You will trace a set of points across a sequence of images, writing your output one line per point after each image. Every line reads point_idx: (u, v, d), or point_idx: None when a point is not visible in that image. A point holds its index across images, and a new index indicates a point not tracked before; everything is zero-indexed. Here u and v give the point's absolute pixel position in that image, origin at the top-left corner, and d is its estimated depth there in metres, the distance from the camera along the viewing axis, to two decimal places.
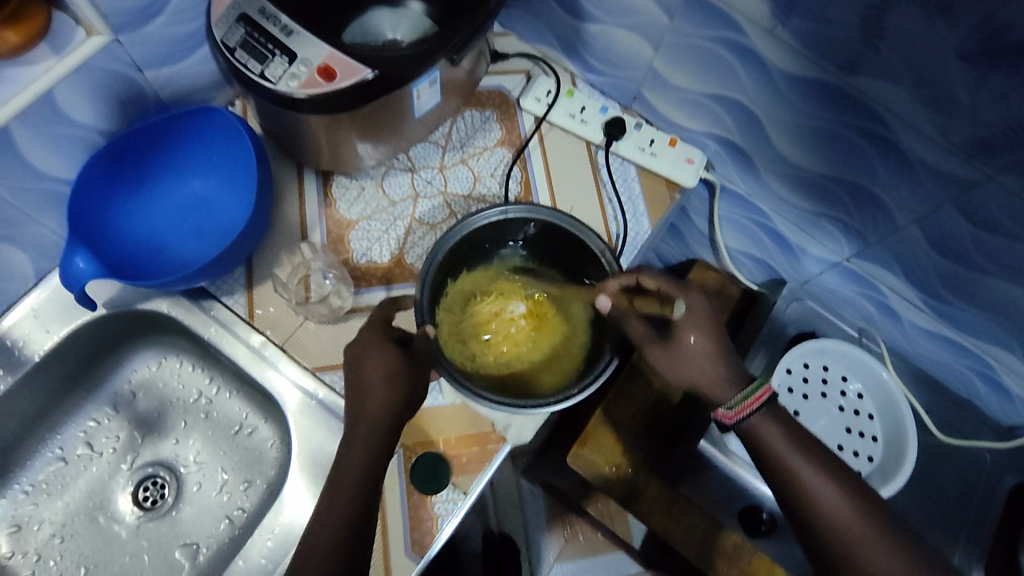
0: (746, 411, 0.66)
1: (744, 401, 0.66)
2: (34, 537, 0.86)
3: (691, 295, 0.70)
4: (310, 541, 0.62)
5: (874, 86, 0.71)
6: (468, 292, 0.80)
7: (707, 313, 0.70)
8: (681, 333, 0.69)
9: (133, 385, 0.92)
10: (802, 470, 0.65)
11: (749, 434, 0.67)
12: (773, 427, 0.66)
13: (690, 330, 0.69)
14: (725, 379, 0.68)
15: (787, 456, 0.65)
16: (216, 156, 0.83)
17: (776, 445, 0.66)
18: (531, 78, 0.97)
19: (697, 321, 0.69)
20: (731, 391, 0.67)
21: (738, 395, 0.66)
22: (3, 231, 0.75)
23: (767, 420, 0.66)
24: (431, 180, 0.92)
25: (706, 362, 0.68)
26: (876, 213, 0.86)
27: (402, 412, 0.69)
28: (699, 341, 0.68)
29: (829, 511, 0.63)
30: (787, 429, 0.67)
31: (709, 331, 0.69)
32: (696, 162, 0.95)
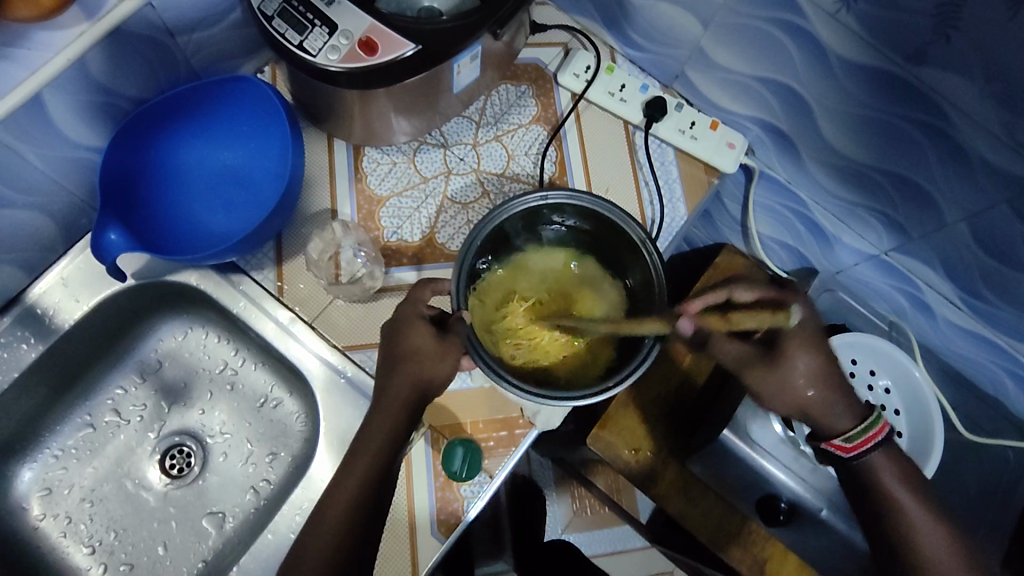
0: (864, 441, 0.70)
1: (865, 434, 0.70)
2: (64, 500, 0.87)
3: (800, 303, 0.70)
4: (327, 502, 0.66)
5: (938, 78, 0.68)
6: (505, 286, 0.79)
7: (813, 329, 0.70)
8: (792, 355, 0.69)
9: (159, 353, 0.92)
10: (907, 502, 0.70)
11: (864, 468, 0.71)
12: (886, 461, 0.71)
13: (799, 346, 0.69)
14: (842, 411, 0.71)
15: (898, 492, 0.70)
16: (247, 128, 0.82)
17: (890, 484, 0.70)
18: (569, 53, 0.93)
19: (808, 340, 0.70)
20: (847, 423, 0.71)
21: (856, 426, 0.70)
22: (34, 199, 0.74)
23: (885, 457, 0.71)
24: (464, 157, 0.89)
25: (820, 385, 0.70)
26: (924, 210, 0.82)
27: (423, 393, 0.68)
28: (810, 361, 0.70)
29: (927, 541, 0.68)
30: (898, 465, 0.71)
31: (814, 346, 0.70)
32: (737, 147, 0.92)
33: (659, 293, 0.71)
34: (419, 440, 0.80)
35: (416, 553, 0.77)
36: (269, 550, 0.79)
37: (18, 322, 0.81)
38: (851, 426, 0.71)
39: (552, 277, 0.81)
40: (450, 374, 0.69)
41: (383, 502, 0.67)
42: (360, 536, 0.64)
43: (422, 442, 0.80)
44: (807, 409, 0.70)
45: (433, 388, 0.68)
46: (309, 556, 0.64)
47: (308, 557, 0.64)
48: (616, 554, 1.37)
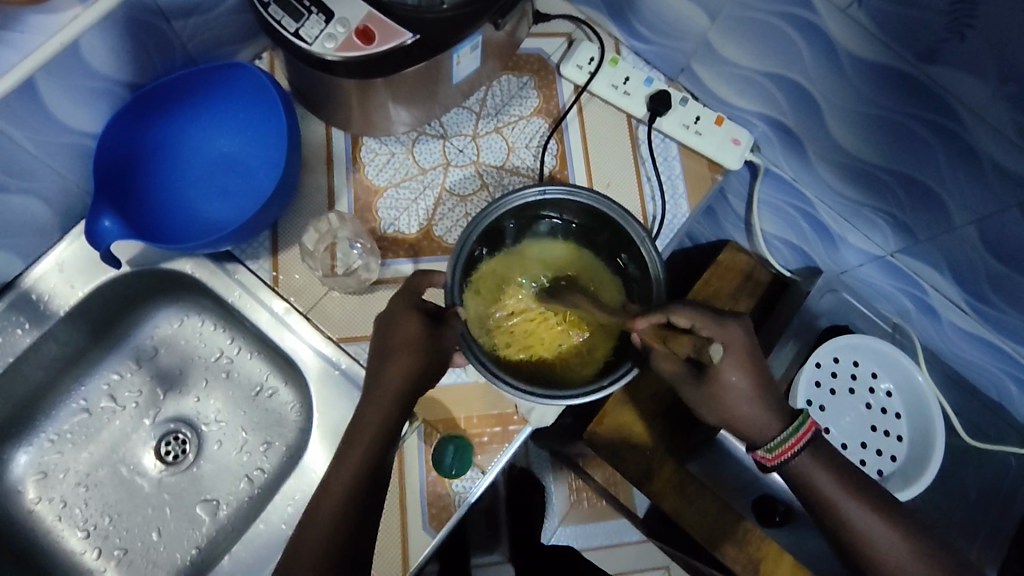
0: (788, 452, 0.67)
1: (786, 441, 0.67)
2: (60, 484, 0.88)
3: (728, 333, 0.67)
4: (319, 496, 0.64)
5: (951, 78, 0.66)
6: (501, 275, 0.77)
7: (744, 351, 0.67)
8: (720, 376, 0.67)
9: (156, 340, 0.92)
10: (850, 506, 0.67)
11: (794, 474, 0.69)
12: (817, 465, 0.68)
13: (729, 370, 0.66)
14: (766, 420, 0.67)
15: (834, 493, 0.67)
16: (246, 116, 0.82)
17: (823, 486, 0.67)
18: (573, 44, 0.92)
19: (737, 362, 0.67)
20: (773, 432, 0.68)
21: (780, 436, 0.67)
22: (27, 184, 0.74)
23: (810, 458, 0.68)
24: (463, 148, 0.88)
25: (746, 402, 0.67)
26: (932, 212, 0.81)
27: (417, 382, 0.67)
28: (738, 382, 0.66)
29: (879, 543, 0.65)
30: (832, 466, 0.68)
31: (747, 367, 0.67)
32: (742, 143, 0.90)
33: (659, 292, 0.70)
34: (412, 433, 0.80)
35: (407, 547, 0.77)
36: (261, 540, 0.79)
37: (14, 307, 0.81)
38: (777, 433, 0.67)
39: (547, 259, 0.78)
40: (445, 362, 0.69)
41: (375, 495, 0.65)
42: (353, 528, 0.62)
43: (416, 435, 0.80)
44: (733, 421, 0.68)
45: (427, 376, 0.68)
46: (302, 550, 0.61)
47: (300, 551, 0.61)
48: (610, 547, 1.37)
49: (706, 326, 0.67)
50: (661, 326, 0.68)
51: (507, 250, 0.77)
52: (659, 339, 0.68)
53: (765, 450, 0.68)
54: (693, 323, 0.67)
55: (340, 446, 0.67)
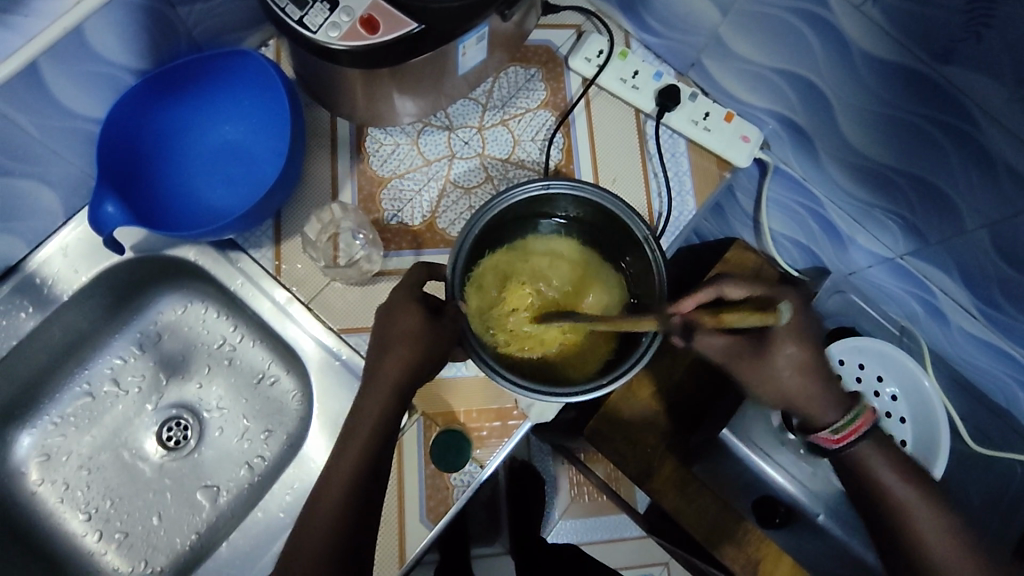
0: (851, 436, 0.67)
1: (848, 426, 0.66)
2: (62, 467, 0.89)
3: (788, 297, 0.63)
4: (319, 488, 0.64)
5: (965, 78, 0.65)
6: (501, 270, 0.76)
7: (801, 320, 0.64)
8: (779, 347, 0.64)
9: (159, 326, 0.92)
10: (903, 495, 0.66)
11: (852, 461, 0.68)
12: (876, 454, 0.67)
13: (787, 341, 0.64)
14: (826, 402, 0.66)
15: (889, 483, 0.67)
16: (250, 103, 0.82)
17: (881, 475, 0.67)
18: (581, 36, 0.90)
19: (795, 331, 0.64)
20: (834, 415, 0.66)
21: (844, 420, 0.66)
22: (31, 168, 0.74)
23: (870, 448, 0.67)
24: (469, 140, 0.87)
25: (807, 380, 0.65)
26: (944, 215, 0.79)
27: (417, 373, 0.67)
28: (796, 353, 0.64)
29: (928, 536, 0.65)
30: (890, 457, 0.68)
31: (805, 339, 0.64)
32: (751, 140, 0.88)
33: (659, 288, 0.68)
34: (411, 425, 0.80)
35: (404, 540, 0.77)
36: (259, 528, 0.79)
37: (18, 291, 0.82)
38: (841, 421, 0.66)
39: (551, 253, 0.77)
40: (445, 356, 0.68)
41: (375, 488, 0.65)
42: (353, 520, 0.62)
43: (414, 428, 0.80)
44: (791, 400, 0.67)
45: (426, 369, 0.67)
46: (305, 541, 0.62)
47: (303, 542, 0.61)
48: (610, 542, 1.37)
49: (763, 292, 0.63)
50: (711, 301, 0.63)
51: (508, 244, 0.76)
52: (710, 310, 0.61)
53: (829, 432, 0.67)
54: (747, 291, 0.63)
55: (339, 439, 0.67)
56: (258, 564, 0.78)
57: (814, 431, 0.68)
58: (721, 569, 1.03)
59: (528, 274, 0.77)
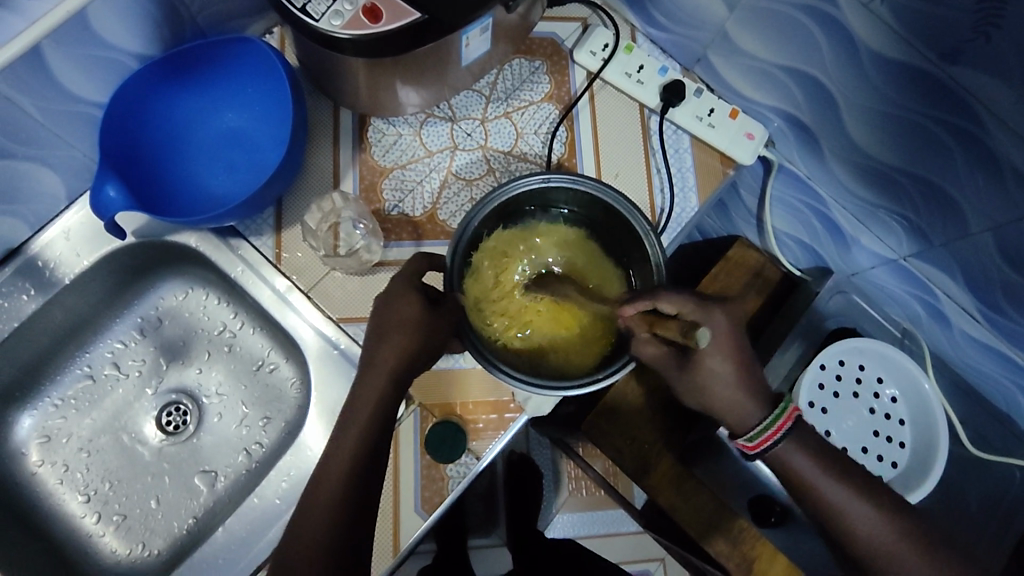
0: (769, 440, 0.67)
1: (766, 430, 0.67)
2: (62, 448, 0.89)
3: (715, 319, 0.65)
4: (317, 477, 0.64)
5: (973, 79, 0.64)
6: (496, 256, 0.75)
7: (731, 339, 0.66)
8: (704, 362, 0.66)
9: (160, 311, 0.92)
10: (829, 489, 0.67)
11: (775, 460, 0.69)
12: (797, 452, 0.67)
13: (714, 357, 0.66)
14: (747, 408, 0.67)
15: (815, 478, 0.67)
16: (254, 91, 0.82)
17: (805, 472, 0.67)
18: (588, 29, 0.90)
19: (721, 348, 0.66)
20: (754, 420, 0.67)
21: (762, 425, 0.67)
22: (34, 151, 0.75)
23: (791, 445, 0.67)
24: (472, 132, 0.87)
25: (730, 388, 0.66)
26: (948, 218, 0.78)
27: (413, 363, 0.67)
28: (721, 369, 0.66)
29: (861, 529, 0.66)
30: (812, 451, 0.68)
31: (732, 356, 0.66)
32: (756, 138, 0.88)
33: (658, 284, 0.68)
34: (408, 416, 0.80)
35: (399, 529, 0.77)
36: (255, 514, 0.80)
37: (19, 273, 0.82)
38: (760, 421, 0.67)
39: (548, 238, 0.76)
40: (442, 345, 0.68)
41: (374, 477, 0.65)
42: (351, 508, 0.62)
43: (412, 419, 0.80)
44: (714, 408, 0.68)
45: (424, 357, 0.67)
46: (304, 529, 0.62)
47: (302, 533, 0.61)
48: (605, 536, 1.38)
49: (694, 312, 0.64)
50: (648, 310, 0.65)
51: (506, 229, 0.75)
52: (646, 323, 0.65)
53: (747, 439, 0.68)
54: (680, 309, 0.64)
55: (336, 428, 0.67)
56: (253, 550, 0.79)
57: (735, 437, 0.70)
58: (716, 567, 1.03)
59: (524, 258, 0.76)
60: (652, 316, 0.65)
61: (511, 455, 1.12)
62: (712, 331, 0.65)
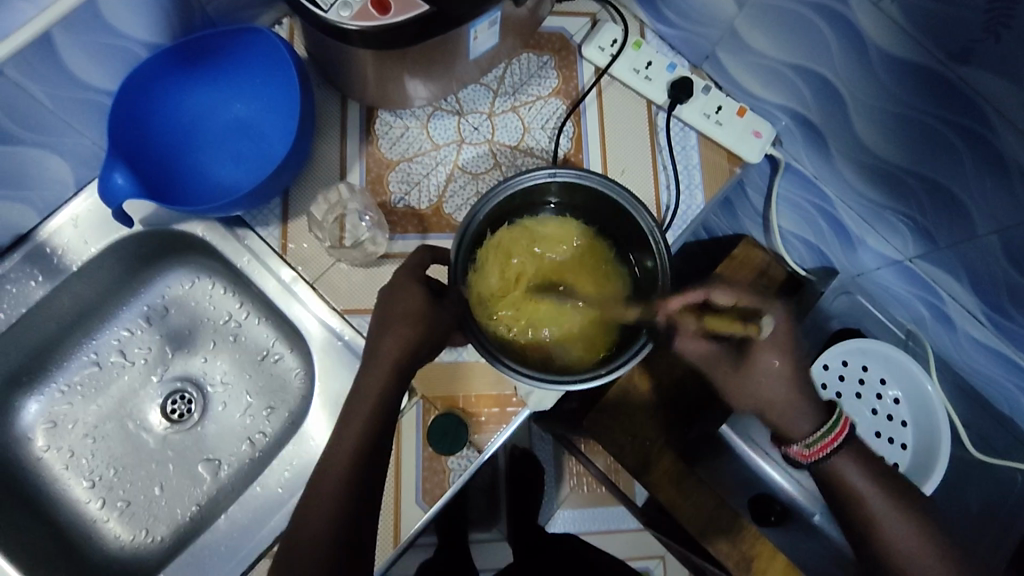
0: (823, 449, 0.69)
1: (824, 437, 0.69)
2: (68, 434, 0.90)
3: (775, 312, 0.71)
4: (322, 467, 0.64)
5: (982, 79, 0.64)
6: (501, 252, 0.75)
7: (786, 334, 0.70)
8: (759, 357, 0.70)
9: (166, 300, 0.93)
10: (876, 502, 0.68)
11: (827, 470, 0.70)
12: (851, 463, 0.69)
13: (771, 352, 0.70)
14: (799, 415, 0.70)
15: (864, 491, 0.68)
16: (261, 81, 0.82)
17: (855, 483, 0.68)
18: (596, 24, 0.90)
19: (777, 343, 0.70)
20: (809, 428, 0.69)
21: (818, 432, 0.69)
22: (43, 138, 0.75)
23: (846, 457, 0.69)
24: (478, 126, 0.87)
25: (783, 390, 0.69)
26: (955, 219, 0.78)
27: (417, 354, 0.67)
28: (779, 365, 0.70)
29: (902, 543, 0.66)
30: (864, 465, 0.69)
31: (786, 351, 0.70)
32: (763, 136, 0.88)
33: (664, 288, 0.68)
34: (410, 408, 0.81)
35: (399, 520, 0.78)
36: (257, 502, 0.81)
37: (27, 259, 0.83)
38: (815, 432, 0.69)
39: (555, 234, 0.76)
40: (446, 337, 0.69)
41: (377, 467, 0.65)
42: (354, 498, 0.63)
43: (414, 411, 0.81)
44: (770, 413, 0.70)
45: (429, 349, 0.68)
46: (308, 520, 0.62)
47: (307, 523, 0.62)
48: (610, 532, 1.38)
49: (750, 301, 0.71)
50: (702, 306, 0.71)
51: (511, 225, 0.75)
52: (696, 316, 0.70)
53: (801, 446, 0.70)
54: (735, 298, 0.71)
55: (340, 419, 0.68)
56: (255, 538, 0.80)
57: (787, 444, 0.71)
58: (715, 565, 1.03)
59: (528, 253, 0.76)
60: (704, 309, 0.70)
61: (512, 449, 1.12)
62: (774, 320, 0.70)
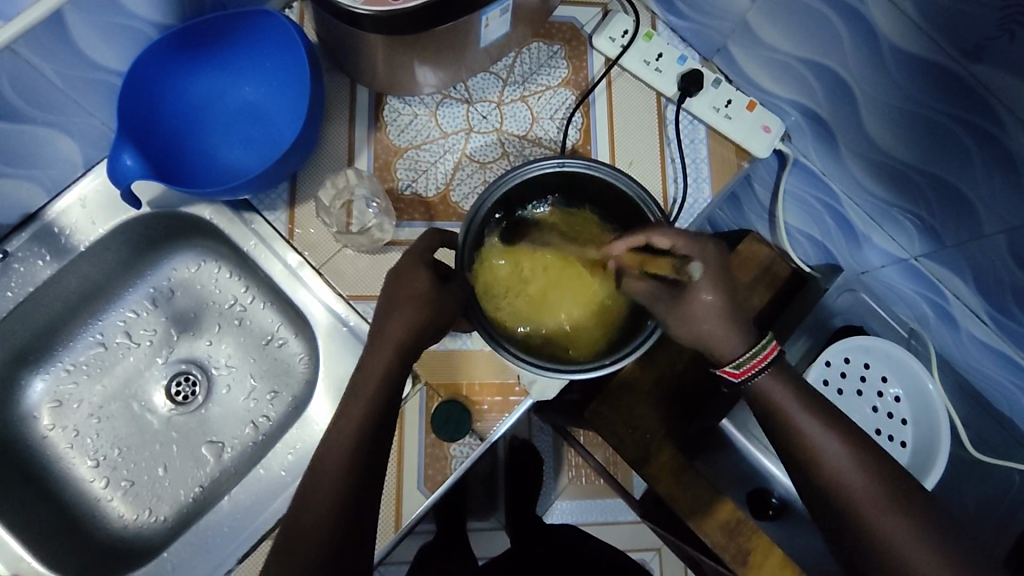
0: (754, 368, 0.67)
1: (752, 359, 0.66)
2: (73, 414, 0.91)
3: (706, 252, 0.68)
4: (322, 452, 0.65)
5: (996, 78, 0.64)
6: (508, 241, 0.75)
7: (717, 270, 0.69)
8: (693, 293, 0.68)
9: (172, 282, 0.93)
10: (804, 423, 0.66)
11: (754, 392, 0.68)
12: (776, 382, 0.67)
13: (703, 289, 0.68)
14: (733, 338, 0.68)
15: (791, 411, 0.66)
16: (271, 65, 0.82)
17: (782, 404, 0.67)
18: (607, 15, 0.89)
19: (709, 277, 0.68)
20: (740, 349, 0.67)
21: (750, 352, 0.66)
22: (52, 118, 0.75)
23: (774, 377, 0.67)
24: (487, 115, 0.87)
25: (716, 319, 0.67)
26: (961, 217, 0.78)
27: (420, 337, 0.67)
28: (711, 299, 0.68)
29: (867, 504, 0.63)
30: (790, 384, 0.67)
31: (719, 287, 0.68)
32: (773, 131, 0.88)
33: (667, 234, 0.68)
34: (414, 395, 0.81)
35: (401, 506, 0.78)
36: (261, 484, 0.81)
37: (35, 239, 0.83)
38: (766, 379, 0.67)
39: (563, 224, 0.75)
40: (450, 322, 0.69)
41: (379, 452, 0.65)
42: (356, 483, 0.63)
43: (417, 398, 0.81)
44: (703, 340, 0.68)
45: (433, 333, 0.68)
46: (308, 506, 0.62)
47: (308, 510, 0.62)
48: (607, 524, 1.38)
49: (686, 248, 0.68)
50: (639, 250, 0.71)
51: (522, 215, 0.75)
52: (636, 262, 0.71)
53: (732, 366, 0.67)
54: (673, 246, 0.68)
55: (340, 404, 0.68)
56: (257, 520, 0.80)
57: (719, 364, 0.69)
58: (711, 557, 1.04)
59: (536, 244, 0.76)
60: (645, 255, 0.71)
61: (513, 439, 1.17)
62: (703, 265, 0.68)
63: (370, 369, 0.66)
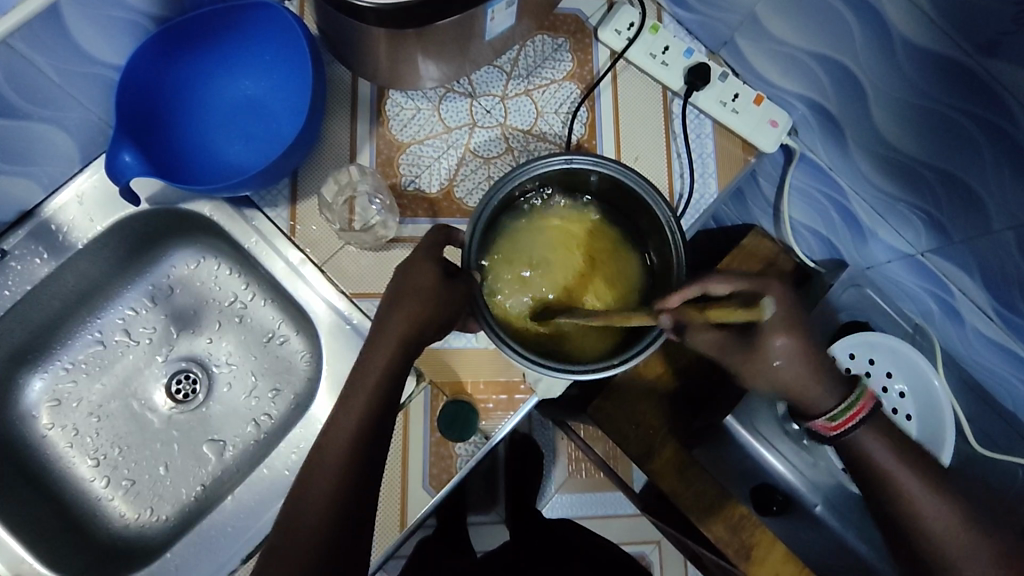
0: (849, 423, 0.63)
1: (847, 412, 0.63)
2: (73, 412, 0.90)
3: (771, 289, 0.61)
4: (321, 447, 0.64)
5: (1008, 72, 0.63)
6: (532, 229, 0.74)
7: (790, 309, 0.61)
8: (768, 340, 0.61)
9: (172, 279, 0.92)
10: (904, 479, 0.63)
11: (849, 446, 0.64)
12: (875, 438, 0.63)
13: (778, 332, 0.61)
14: (823, 389, 0.63)
15: (890, 467, 0.63)
16: (272, 59, 0.81)
17: (882, 460, 0.63)
18: (613, 7, 0.88)
19: (783, 321, 0.61)
20: (830, 401, 0.63)
21: (842, 405, 0.62)
22: (48, 113, 0.74)
23: (872, 433, 0.63)
24: (491, 110, 0.86)
25: (802, 367, 0.62)
26: (971, 213, 0.77)
27: (424, 331, 0.66)
28: (787, 343, 0.61)
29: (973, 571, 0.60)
30: (889, 439, 0.64)
31: (798, 329, 0.62)
32: (780, 125, 0.87)
33: (679, 279, 0.67)
34: (419, 394, 0.80)
35: (406, 504, 0.78)
36: (264, 484, 0.81)
37: (32, 235, 0.82)
38: (872, 439, 0.63)
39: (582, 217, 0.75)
40: (454, 320, 0.68)
41: (379, 448, 0.65)
42: (357, 479, 0.62)
43: (422, 397, 0.80)
44: (791, 389, 0.63)
45: (437, 329, 0.67)
46: (302, 506, 0.62)
47: (305, 507, 0.62)
48: (608, 518, 1.38)
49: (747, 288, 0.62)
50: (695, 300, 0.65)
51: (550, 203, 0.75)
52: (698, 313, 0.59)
53: (827, 419, 0.63)
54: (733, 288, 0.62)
55: (339, 399, 0.67)
56: (261, 521, 0.79)
57: (810, 417, 0.65)
58: (715, 552, 1.04)
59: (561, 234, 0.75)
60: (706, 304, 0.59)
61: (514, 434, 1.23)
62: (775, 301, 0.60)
63: (370, 364, 0.65)
